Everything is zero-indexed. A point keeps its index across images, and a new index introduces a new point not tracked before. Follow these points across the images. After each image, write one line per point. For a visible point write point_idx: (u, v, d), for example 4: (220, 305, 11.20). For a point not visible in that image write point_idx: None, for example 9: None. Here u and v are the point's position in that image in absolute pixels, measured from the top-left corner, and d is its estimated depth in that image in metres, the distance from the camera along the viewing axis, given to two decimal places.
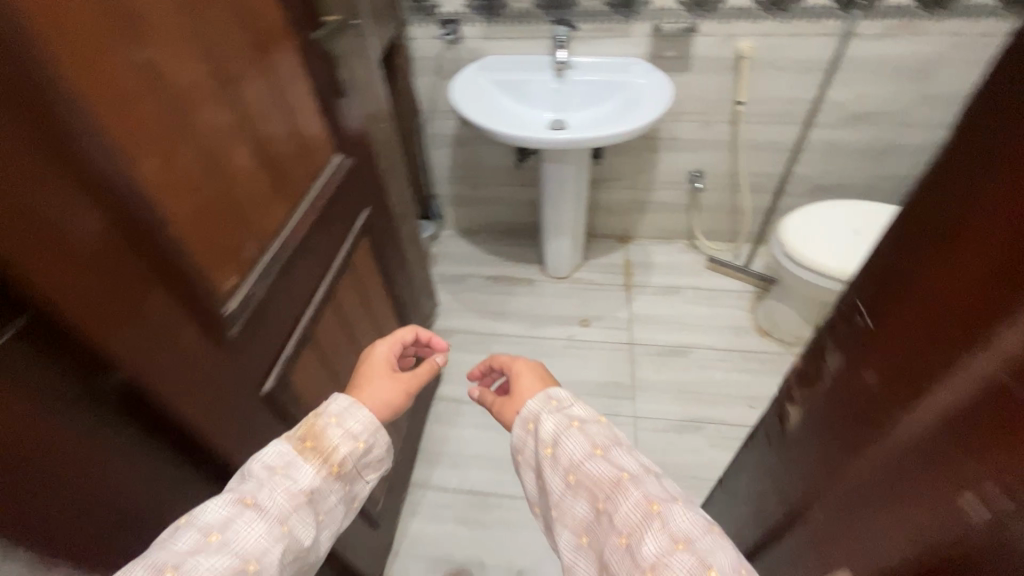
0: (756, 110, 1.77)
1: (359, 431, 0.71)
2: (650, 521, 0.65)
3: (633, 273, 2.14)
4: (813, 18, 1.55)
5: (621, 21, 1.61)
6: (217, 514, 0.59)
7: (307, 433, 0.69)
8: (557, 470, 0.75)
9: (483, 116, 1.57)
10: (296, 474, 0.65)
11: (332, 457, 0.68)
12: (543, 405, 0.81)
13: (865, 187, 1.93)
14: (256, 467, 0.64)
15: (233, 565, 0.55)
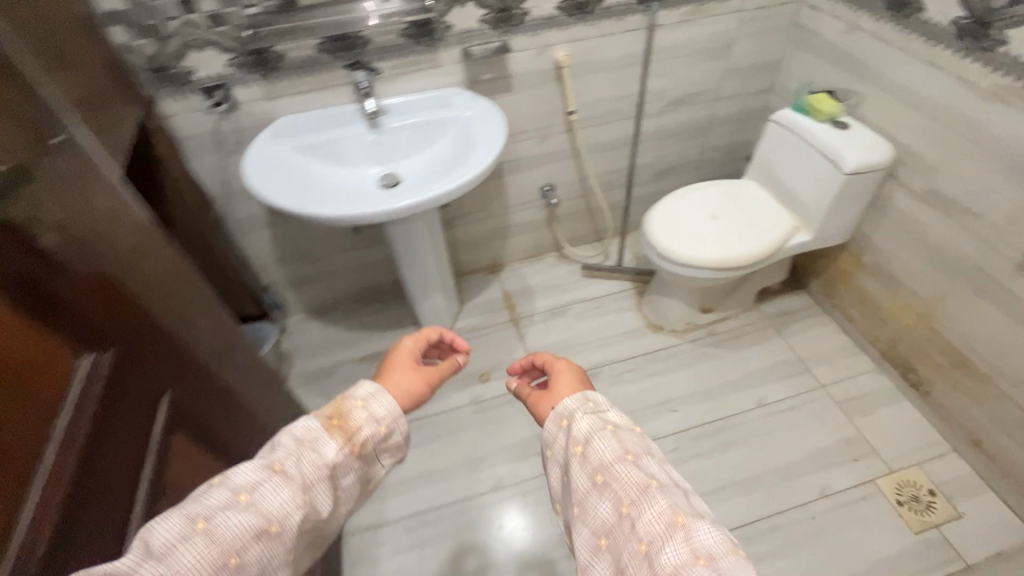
0: (588, 114, 1.71)
1: (382, 415, 0.78)
2: (677, 531, 0.64)
3: (516, 304, 1.99)
4: (617, 16, 1.49)
5: (426, 51, 1.40)
6: (248, 477, 0.66)
7: (336, 412, 0.76)
8: (583, 468, 0.73)
9: (294, 195, 1.26)
10: (319, 448, 0.72)
11: (354, 437, 0.75)
12: (577, 405, 0.80)
13: (698, 160, 2.00)
14: (287, 440, 0.71)
15: (259, 524, 0.63)
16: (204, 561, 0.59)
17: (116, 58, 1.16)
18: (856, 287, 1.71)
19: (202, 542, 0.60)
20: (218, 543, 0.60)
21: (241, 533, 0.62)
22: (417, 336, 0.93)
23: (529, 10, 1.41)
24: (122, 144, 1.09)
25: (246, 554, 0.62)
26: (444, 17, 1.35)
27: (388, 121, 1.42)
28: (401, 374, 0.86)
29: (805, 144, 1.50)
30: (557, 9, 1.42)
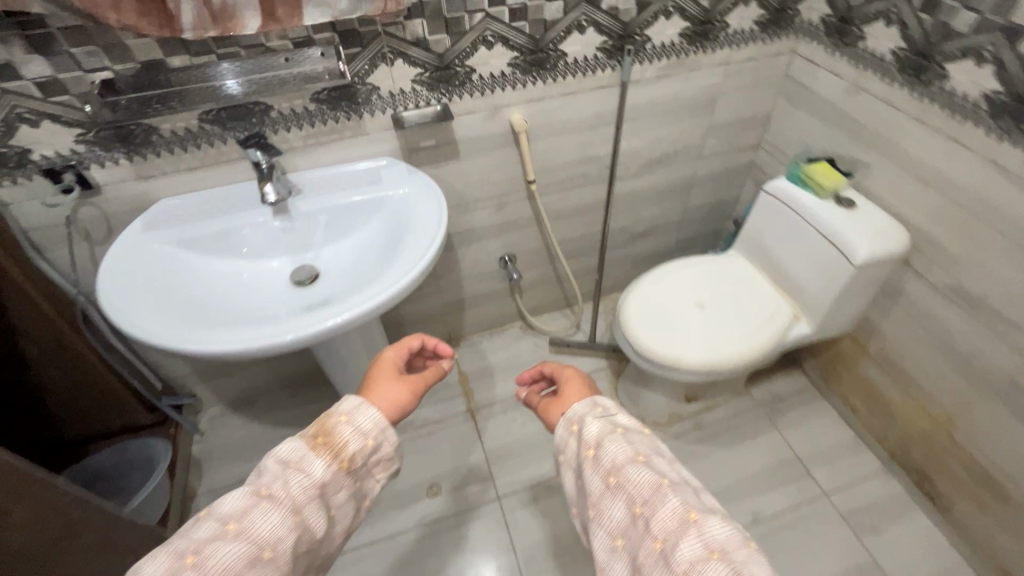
0: (553, 178, 1.45)
1: (370, 429, 0.69)
2: (693, 531, 0.57)
3: (474, 389, 1.72)
4: (582, 72, 1.23)
5: (347, 119, 1.13)
6: (233, 505, 0.59)
7: (321, 429, 0.68)
8: (596, 468, 0.66)
9: (157, 315, 0.94)
10: (308, 468, 0.64)
11: (344, 453, 0.67)
12: (586, 409, 0.73)
13: (678, 221, 1.77)
14: (272, 462, 0.63)
15: (250, 553, 0.56)
16: None
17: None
18: (859, 375, 1.50)
19: None
20: None
21: (232, 566, 0.54)
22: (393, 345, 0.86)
23: (475, 67, 1.14)
24: None
25: None
26: (367, 76, 1.08)
27: (299, 205, 1.14)
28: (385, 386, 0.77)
29: (803, 223, 1.29)
30: (509, 66, 1.16)
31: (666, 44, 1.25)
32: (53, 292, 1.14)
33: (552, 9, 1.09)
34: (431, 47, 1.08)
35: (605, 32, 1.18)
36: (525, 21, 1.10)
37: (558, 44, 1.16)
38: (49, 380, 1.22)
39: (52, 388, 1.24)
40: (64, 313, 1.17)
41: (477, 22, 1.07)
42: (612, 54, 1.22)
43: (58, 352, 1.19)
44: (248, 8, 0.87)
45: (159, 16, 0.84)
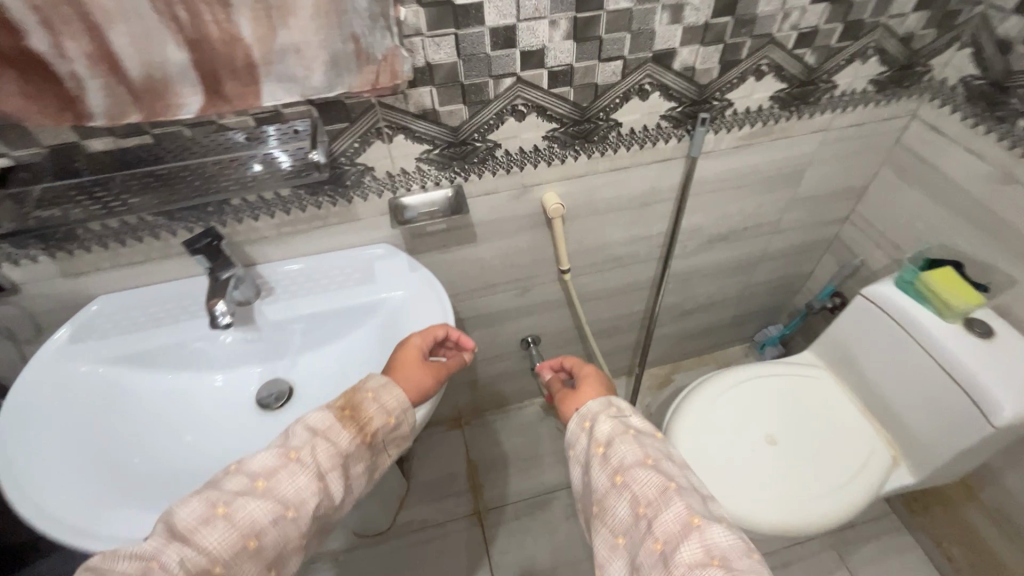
0: (592, 259, 1.18)
1: (392, 407, 0.75)
2: (694, 535, 0.58)
3: (485, 482, 1.48)
4: (639, 145, 0.95)
5: (332, 204, 0.88)
6: (265, 463, 0.66)
7: (348, 402, 0.73)
8: (602, 467, 0.67)
9: (64, 487, 0.71)
10: (334, 438, 0.69)
11: (367, 428, 0.72)
12: (600, 408, 0.73)
13: (737, 297, 1.48)
14: (301, 429, 0.69)
15: (275, 508, 0.63)
16: (220, 548, 0.58)
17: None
18: (961, 520, 1.20)
19: (222, 526, 0.59)
20: (237, 528, 0.60)
21: (258, 517, 0.61)
22: (423, 332, 0.85)
23: (500, 141, 0.87)
24: None
25: (264, 539, 0.61)
26: (356, 156, 0.82)
27: (266, 311, 0.89)
28: (409, 370, 0.81)
29: (909, 342, 1.00)
30: (545, 139, 0.89)
31: (753, 109, 0.95)
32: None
33: (606, 71, 0.81)
34: (443, 120, 0.81)
35: (675, 97, 0.89)
36: (569, 86, 0.82)
37: (611, 113, 0.88)
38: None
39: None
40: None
41: (504, 88, 0.80)
42: (680, 122, 0.93)
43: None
44: (183, 83, 0.63)
45: (55, 98, 0.60)
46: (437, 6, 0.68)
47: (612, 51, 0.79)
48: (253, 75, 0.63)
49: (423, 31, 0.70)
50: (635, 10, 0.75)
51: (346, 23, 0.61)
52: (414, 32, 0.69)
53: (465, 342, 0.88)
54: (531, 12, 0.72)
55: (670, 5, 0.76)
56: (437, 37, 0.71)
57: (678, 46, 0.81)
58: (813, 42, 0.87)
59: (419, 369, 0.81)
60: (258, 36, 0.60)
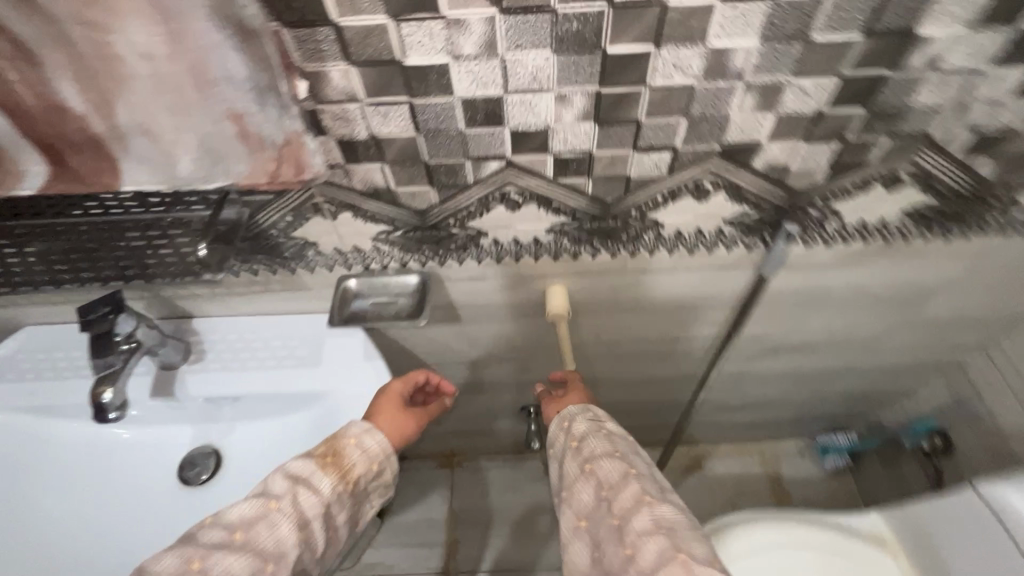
0: (611, 350, 0.93)
1: (378, 455, 0.59)
2: (647, 512, 0.51)
3: (461, 538, 1.34)
4: (687, 249, 0.68)
5: (271, 272, 0.70)
6: (241, 510, 0.49)
7: (329, 448, 0.57)
8: (572, 458, 0.60)
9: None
10: (316, 486, 0.53)
11: (351, 474, 0.56)
12: (579, 410, 0.65)
13: (801, 401, 1.18)
14: (278, 480, 0.52)
15: (253, 568, 0.47)
16: None
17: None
18: None
19: None
20: None
21: None
22: (402, 377, 0.68)
23: (486, 230, 0.64)
24: None
25: None
26: (291, 230, 0.63)
27: (188, 382, 0.75)
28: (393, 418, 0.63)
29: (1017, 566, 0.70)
30: (550, 232, 0.64)
31: (871, 222, 0.64)
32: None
33: (644, 162, 0.55)
34: (403, 201, 0.59)
35: (750, 200, 0.60)
36: (586, 177, 0.56)
37: (647, 212, 0.62)
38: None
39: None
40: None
41: (489, 173, 0.56)
42: (752, 230, 0.65)
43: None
44: (18, 151, 0.45)
45: None
46: (377, 67, 0.45)
47: (657, 139, 0.52)
48: (102, 150, 0.44)
49: (360, 97, 0.47)
50: (699, 87, 0.47)
51: (215, 98, 0.40)
52: (346, 97, 0.47)
53: (445, 386, 0.71)
54: (527, 82, 0.46)
55: (758, 85, 0.47)
56: (382, 106, 0.48)
57: (763, 140, 0.53)
58: (996, 148, 0.54)
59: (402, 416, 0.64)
60: (94, 106, 0.41)
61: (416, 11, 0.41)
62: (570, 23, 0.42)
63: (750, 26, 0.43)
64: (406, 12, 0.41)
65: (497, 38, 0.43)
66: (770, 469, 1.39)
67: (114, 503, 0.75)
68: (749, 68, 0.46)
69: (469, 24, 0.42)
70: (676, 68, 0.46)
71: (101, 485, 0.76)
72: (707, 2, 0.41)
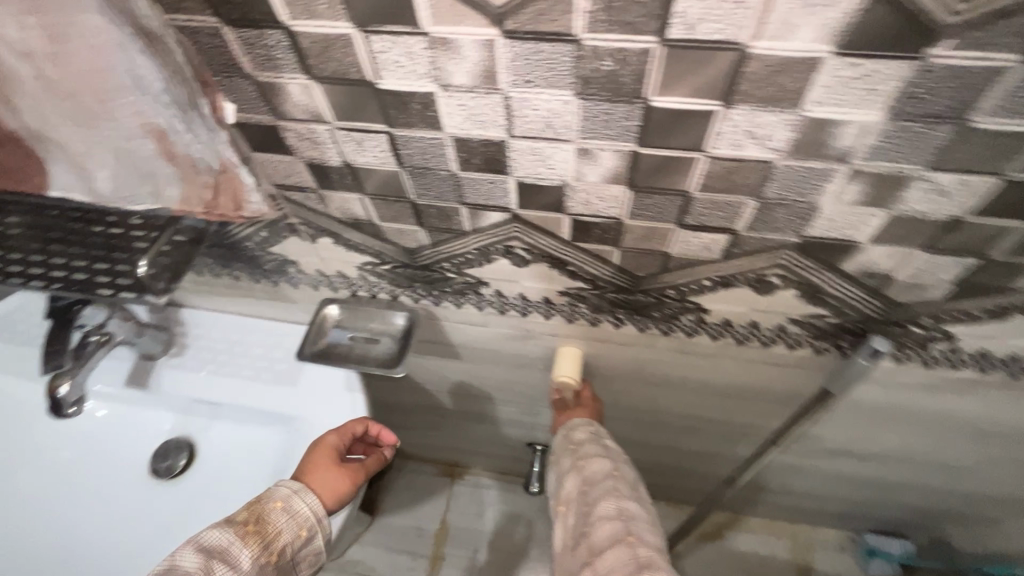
0: (630, 415, 0.80)
1: (309, 520, 0.51)
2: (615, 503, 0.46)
3: (447, 555, 1.28)
4: (736, 340, 0.54)
5: (254, 282, 0.63)
6: None
7: (251, 513, 0.49)
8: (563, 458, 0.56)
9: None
10: (233, 561, 0.46)
11: (276, 544, 0.48)
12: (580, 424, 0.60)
13: (853, 501, 1.00)
14: (188, 553, 0.45)
15: None
16: None
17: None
18: None
19: None
20: None
21: None
22: (337, 429, 0.60)
23: (487, 280, 0.53)
24: None
25: None
26: (268, 245, 0.54)
27: (164, 378, 0.71)
28: (326, 476, 0.55)
29: None
30: (564, 294, 0.52)
31: (995, 353, 0.48)
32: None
33: (691, 241, 0.41)
34: (389, 236, 0.49)
35: (827, 303, 0.45)
36: (613, 246, 0.44)
37: (688, 293, 0.48)
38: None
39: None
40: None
41: (491, 223, 0.44)
42: (825, 334, 0.50)
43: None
44: None
45: None
46: (345, 86, 0.34)
47: (711, 218, 0.39)
48: (20, 146, 0.37)
49: (326, 119, 0.37)
50: (780, 165, 0.33)
51: (132, 108, 0.34)
52: (309, 117, 0.37)
53: (386, 435, 0.62)
54: (538, 128, 0.34)
55: (868, 172, 0.33)
56: (355, 132, 0.38)
57: (862, 240, 0.38)
58: None
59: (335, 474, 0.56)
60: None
61: (388, 23, 0.30)
62: (600, 61, 0.29)
63: (873, 94, 0.29)
64: (376, 23, 0.30)
65: (498, 68, 0.31)
66: (802, 559, 1.21)
67: (77, 488, 0.71)
68: (859, 149, 0.31)
69: (459, 47, 0.30)
70: (749, 136, 0.32)
71: (70, 465, 0.72)
72: (812, 53, 0.27)
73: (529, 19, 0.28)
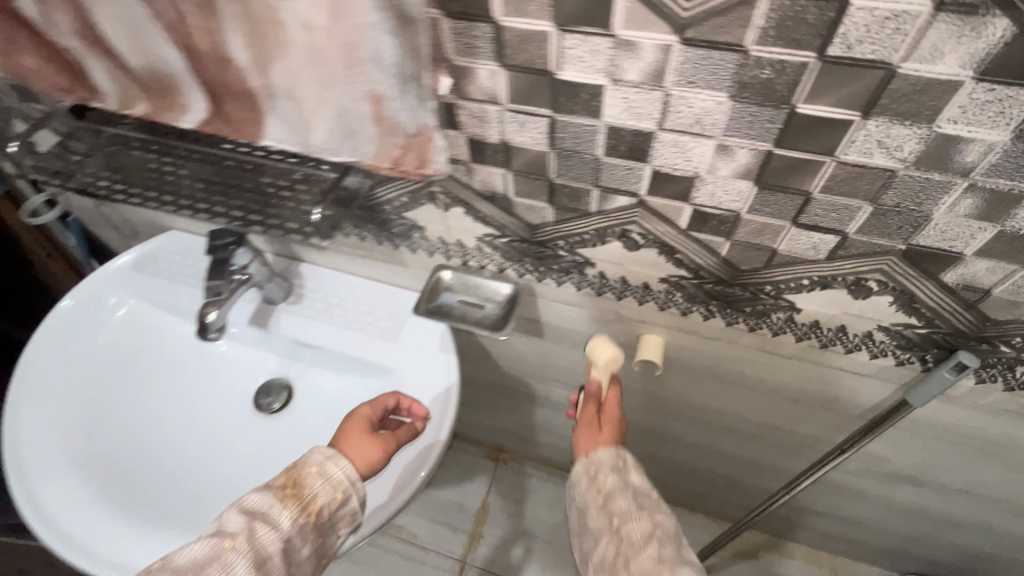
0: (692, 413, 0.84)
1: (340, 483, 0.58)
2: (655, 549, 0.52)
3: (485, 535, 1.34)
4: (820, 343, 0.57)
5: (377, 244, 0.71)
6: (194, 555, 0.52)
7: (288, 479, 0.57)
8: (588, 485, 0.59)
9: (42, 457, 0.70)
10: (273, 521, 0.54)
11: (312, 507, 0.56)
12: (607, 459, 0.60)
13: (900, 535, 1.00)
14: (233, 515, 0.54)
15: None
16: None
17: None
18: None
19: None
20: None
21: None
22: (372, 402, 0.66)
23: (594, 261, 0.59)
24: None
25: None
26: (404, 209, 0.62)
27: (283, 321, 0.80)
28: (359, 443, 0.61)
29: None
30: (663, 282, 0.58)
31: None
32: (61, 249, 1.03)
33: (801, 240, 0.46)
34: (517, 211, 0.56)
35: (921, 314, 0.49)
36: (724, 238, 0.49)
37: (783, 291, 0.53)
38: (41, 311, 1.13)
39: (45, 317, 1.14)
40: (65, 257, 1.04)
41: (616, 207, 0.50)
42: (910, 346, 0.53)
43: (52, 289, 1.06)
44: (186, 86, 0.49)
45: (63, 66, 0.51)
46: (527, 74, 0.41)
47: (825, 219, 0.44)
48: (254, 103, 0.46)
49: (501, 101, 0.44)
50: (902, 174, 0.38)
51: (361, 78, 0.39)
52: (487, 98, 0.44)
53: (417, 408, 0.68)
54: (688, 123, 0.40)
55: (985, 188, 0.37)
56: (522, 115, 0.44)
57: (966, 253, 0.42)
58: None
59: (367, 442, 0.62)
60: (254, 61, 0.42)
61: (584, 24, 0.36)
62: (761, 69, 0.35)
63: (1003, 118, 0.33)
64: (573, 24, 0.36)
65: (667, 69, 0.37)
66: None
67: (191, 410, 0.81)
68: (981, 165, 0.36)
69: (640, 48, 0.36)
70: (879, 145, 0.37)
71: (188, 390, 0.82)
72: (953, 77, 0.32)
73: (707, 31, 0.34)
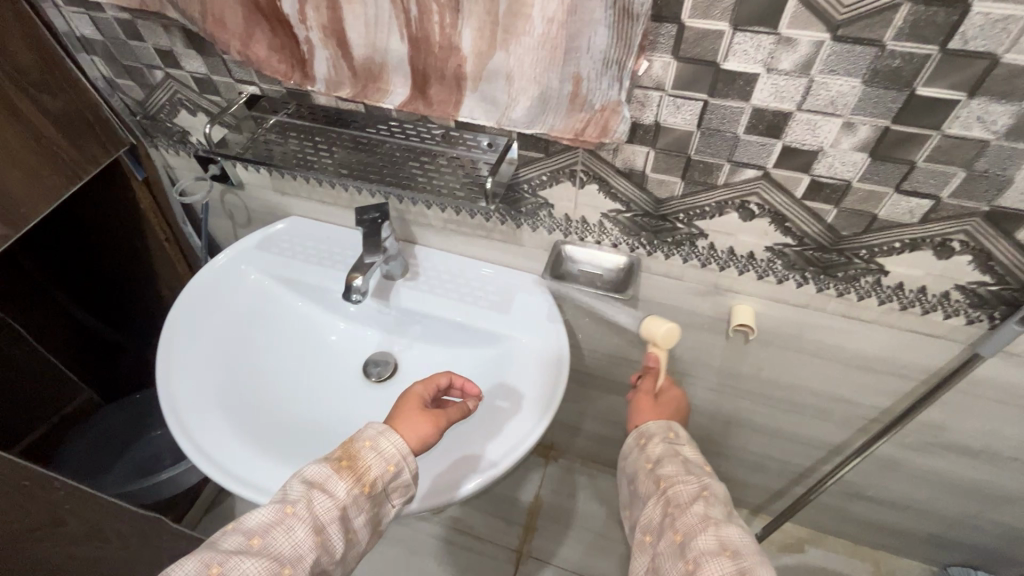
0: (764, 390, 0.93)
1: (392, 456, 0.64)
2: (701, 504, 0.62)
3: (539, 527, 1.39)
4: (900, 305, 0.68)
5: (501, 223, 0.81)
6: (262, 519, 0.59)
7: (345, 452, 0.64)
8: (638, 455, 0.71)
9: (190, 390, 0.79)
10: (330, 490, 0.61)
11: (365, 478, 0.62)
12: (658, 430, 0.72)
13: (948, 518, 1.08)
14: (295, 483, 0.61)
15: (270, 568, 0.56)
16: None
17: (56, 81, 0.78)
18: None
19: None
20: None
21: None
22: (425, 380, 0.73)
23: (708, 232, 0.69)
24: (26, 224, 0.80)
25: None
26: (540, 188, 0.73)
27: (402, 295, 0.89)
28: (412, 420, 0.68)
29: None
30: (767, 250, 0.68)
31: None
32: (178, 237, 1.12)
33: (899, 206, 0.57)
34: (649, 186, 0.67)
35: (994, 271, 0.60)
36: (831, 207, 0.60)
37: (874, 254, 0.63)
38: (147, 305, 1.24)
39: (148, 307, 1.24)
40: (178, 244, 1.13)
41: (741, 179, 0.61)
42: (982, 304, 0.64)
43: (164, 282, 1.18)
44: (395, 73, 0.60)
45: (290, 56, 0.63)
46: (696, 65, 0.52)
47: (923, 185, 0.55)
48: (459, 86, 0.57)
49: (665, 87, 0.55)
50: (993, 144, 0.49)
51: (571, 63, 0.51)
52: (653, 85, 0.55)
53: (469, 387, 0.75)
54: (824, 104, 0.51)
55: None
56: (680, 99, 0.56)
57: None
58: None
59: (420, 417, 0.68)
60: (477, 50, 0.53)
61: (756, 24, 0.48)
62: (893, 59, 0.47)
63: None
64: (747, 24, 0.48)
65: (816, 60, 0.49)
66: None
67: (305, 376, 0.89)
68: None
69: (798, 43, 0.48)
70: (978, 120, 0.48)
71: (303, 357, 0.91)
72: None
73: (856, 30, 0.46)
